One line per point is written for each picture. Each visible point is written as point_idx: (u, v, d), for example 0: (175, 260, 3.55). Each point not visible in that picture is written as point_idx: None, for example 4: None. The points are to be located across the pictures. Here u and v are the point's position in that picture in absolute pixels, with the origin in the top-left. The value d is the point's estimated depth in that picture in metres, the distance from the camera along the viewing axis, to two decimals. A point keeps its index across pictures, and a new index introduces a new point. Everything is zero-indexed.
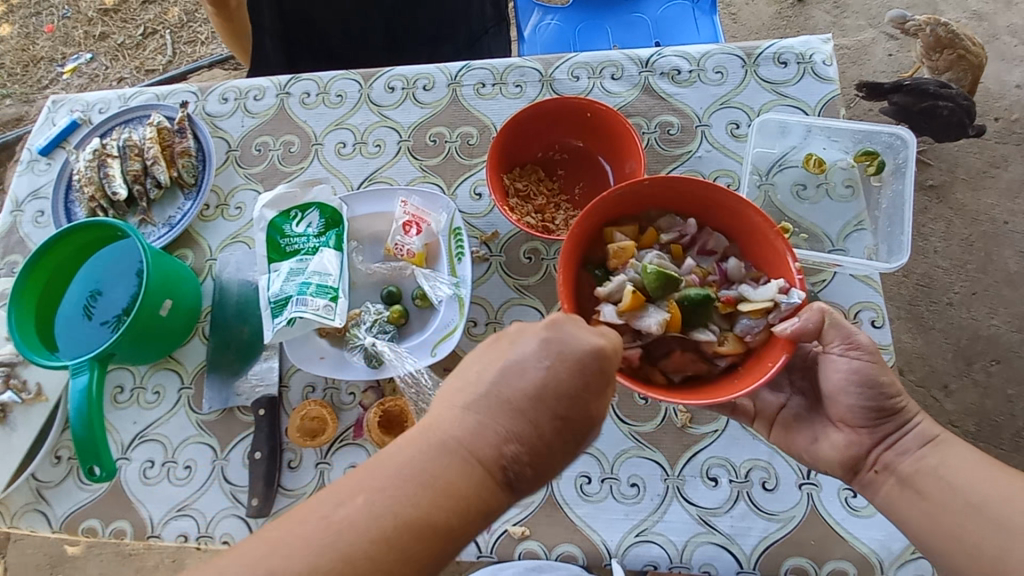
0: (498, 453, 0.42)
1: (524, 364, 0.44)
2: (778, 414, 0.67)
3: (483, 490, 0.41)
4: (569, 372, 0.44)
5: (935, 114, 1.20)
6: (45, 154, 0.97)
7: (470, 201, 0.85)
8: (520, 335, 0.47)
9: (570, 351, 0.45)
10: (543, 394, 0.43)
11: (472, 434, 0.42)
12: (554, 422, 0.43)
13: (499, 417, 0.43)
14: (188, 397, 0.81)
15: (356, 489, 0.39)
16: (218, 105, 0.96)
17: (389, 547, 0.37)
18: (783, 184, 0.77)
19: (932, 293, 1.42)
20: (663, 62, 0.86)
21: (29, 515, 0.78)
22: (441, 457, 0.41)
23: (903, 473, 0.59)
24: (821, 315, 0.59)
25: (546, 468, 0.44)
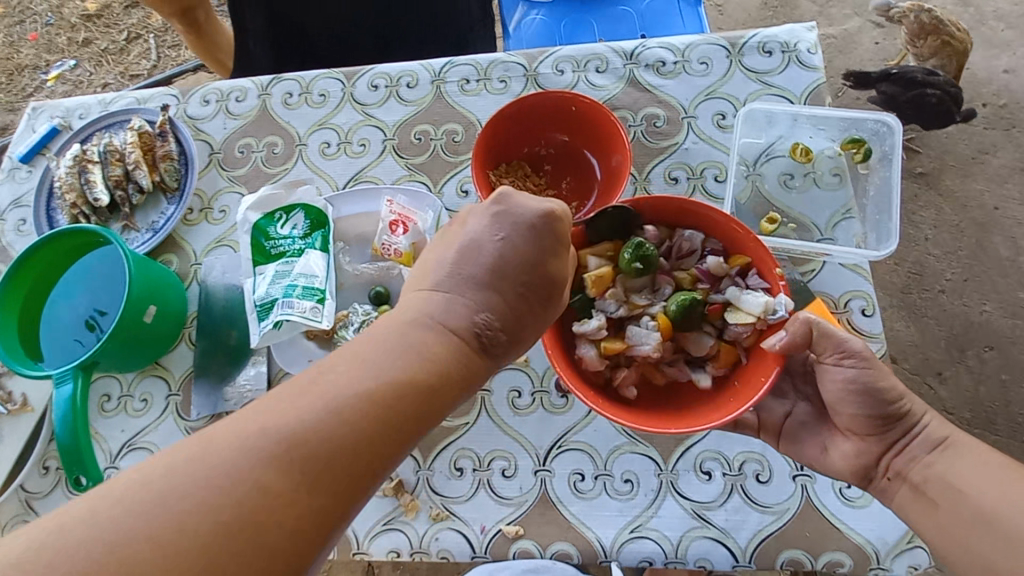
0: (472, 322, 0.47)
1: (480, 241, 0.50)
2: (785, 423, 0.67)
3: (459, 355, 0.45)
4: (526, 241, 0.50)
5: (920, 102, 1.20)
6: (26, 161, 0.96)
7: (457, 199, 0.84)
8: (471, 216, 0.53)
9: (522, 218, 0.51)
10: (501, 266, 0.49)
11: (443, 308, 0.46)
12: (518, 289, 0.50)
13: (466, 291, 0.48)
14: (176, 404, 0.80)
15: (341, 360, 0.41)
16: (200, 108, 0.95)
17: (380, 398, 0.39)
18: (770, 175, 0.76)
19: (924, 280, 1.42)
20: (648, 53, 0.85)
21: (17, 527, 0.77)
22: (418, 330, 0.44)
23: (914, 480, 0.59)
24: (808, 326, 0.59)
25: (517, 331, 0.50)
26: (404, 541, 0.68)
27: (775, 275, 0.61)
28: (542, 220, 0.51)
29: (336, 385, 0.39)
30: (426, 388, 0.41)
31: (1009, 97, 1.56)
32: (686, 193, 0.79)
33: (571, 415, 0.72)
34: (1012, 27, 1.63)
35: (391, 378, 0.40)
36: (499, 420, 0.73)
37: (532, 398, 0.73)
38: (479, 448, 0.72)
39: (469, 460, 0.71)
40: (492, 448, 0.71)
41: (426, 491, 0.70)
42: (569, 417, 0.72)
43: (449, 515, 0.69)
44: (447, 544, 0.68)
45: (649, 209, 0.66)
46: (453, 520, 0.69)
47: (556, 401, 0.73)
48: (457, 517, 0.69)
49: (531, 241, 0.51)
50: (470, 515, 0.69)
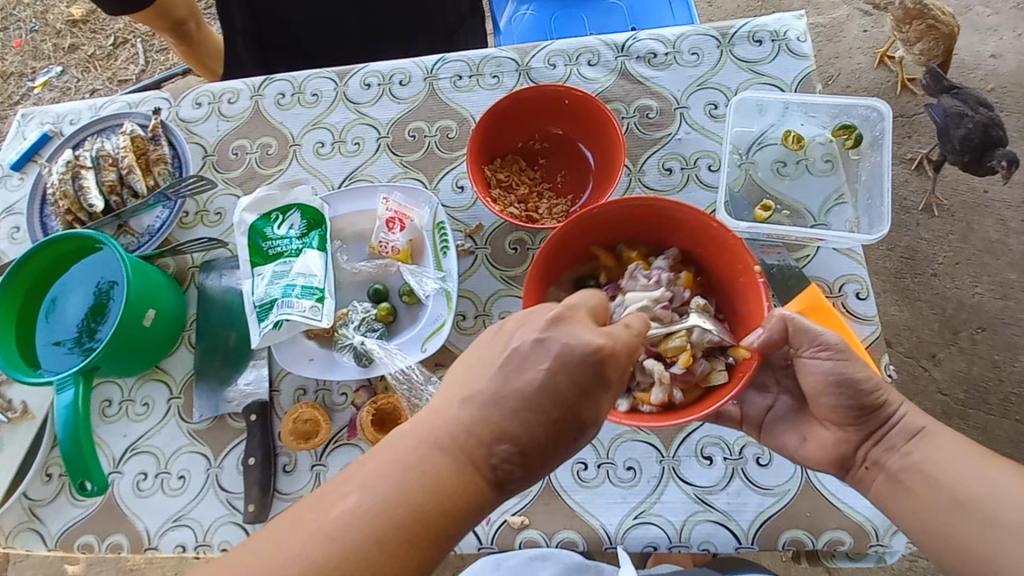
0: (489, 453, 0.46)
1: (522, 361, 0.47)
2: (765, 416, 0.68)
3: (470, 484, 0.46)
4: (568, 376, 0.46)
5: (963, 122, 1.18)
6: (17, 168, 0.95)
7: (453, 195, 0.84)
8: (518, 329, 0.49)
9: (572, 352, 0.46)
10: (537, 398, 0.46)
11: (466, 435, 0.46)
12: (547, 426, 0.46)
13: (495, 412, 0.46)
14: (177, 407, 0.80)
15: (354, 481, 0.45)
16: (192, 110, 0.95)
17: (390, 527, 0.43)
18: (763, 162, 0.77)
19: (917, 265, 1.43)
20: (639, 45, 0.85)
21: (22, 534, 0.77)
22: (433, 453, 0.46)
23: (891, 469, 0.60)
24: (783, 323, 0.61)
25: (535, 465, 0.47)
26: None
27: (753, 273, 0.62)
28: (595, 356, 0.46)
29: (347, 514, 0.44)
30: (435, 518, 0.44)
31: (996, 82, 1.58)
32: (680, 183, 0.79)
33: None
34: (998, 11, 1.65)
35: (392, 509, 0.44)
36: None
37: None
38: None
39: None
40: None
41: None
42: None
43: None
44: None
45: (651, 213, 0.65)
46: None
47: None
48: None
49: (578, 378, 0.46)
50: None
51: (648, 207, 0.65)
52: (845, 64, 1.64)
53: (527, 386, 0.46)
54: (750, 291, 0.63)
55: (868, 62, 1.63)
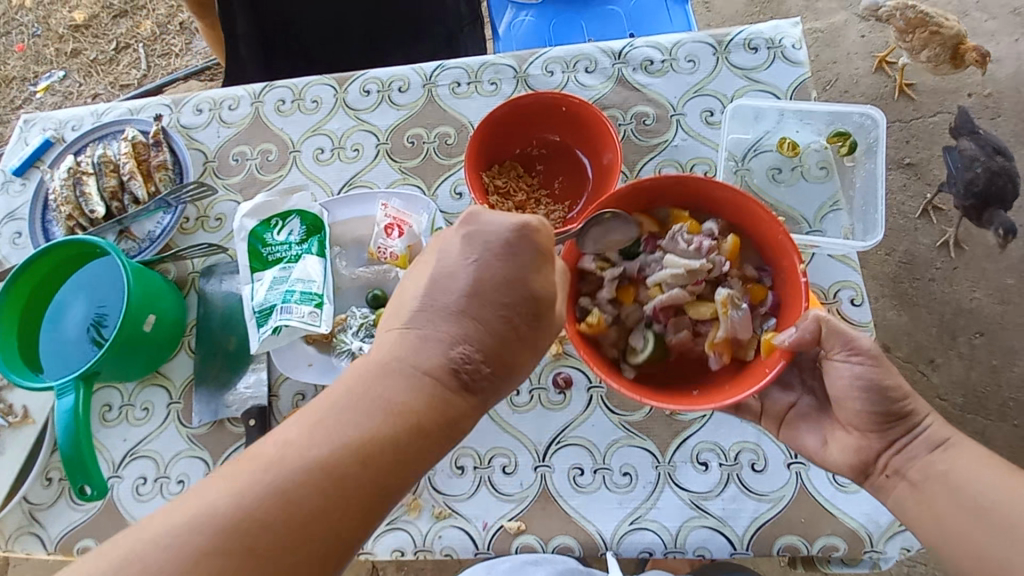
0: (448, 358, 0.47)
1: (453, 271, 0.49)
2: (789, 413, 0.67)
3: (435, 395, 0.45)
4: (498, 263, 0.49)
5: (974, 166, 1.30)
6: (20, 174, 0.96)
7: (452, 201, 0.85)
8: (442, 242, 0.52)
9: (494, 237, 0.49)
10: (478, 290, 0.48)
11: (415, 351, 0.47)
12: (500, 315, 0.48)
13: (442, 322, 0.48)
14: (177, 411, 0.80)
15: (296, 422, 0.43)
16: (192, 117, 0.95)
17: (368, 451, 0.42)
18: (759, 169, 0.78)
19: (915, 270, 1.44)
20: (636, 53, 0.86)
21: (22, 538, 0.77)
22: (389, 377, 0.45)
23: (914, 478, 0.59)
24: (817, 323, 0.59)
25: (504, 358, 0.49)
26: (407, 540, 0.69)
27: (795, 265, 0.62)
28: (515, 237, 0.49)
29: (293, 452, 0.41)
30: (405, 439, 0.43)
31: (994, 87, 1.58)
32: None
33: (569, 411, 0.73)
34: (995, 16, 1.66)
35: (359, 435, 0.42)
36: (498, 419, 0.73)
37: (530, 395, 0.74)
38: (480, 446, 0.72)
39: (470, 458, 0.72)
40: (492, 445, 0.72)
41: (427, 491, 0.71)
42: (567, 413, 0.73)
43: (451, 513, 0.70)
44: (450, 542, 0.69)
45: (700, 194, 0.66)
46: (455, 517, 0.70)
47: (554, 397, 0.74)
48: (459, 515, 0.70)
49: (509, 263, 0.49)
50: (472, 512, 0.70)
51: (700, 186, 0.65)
52: (842, 69, 1.64)
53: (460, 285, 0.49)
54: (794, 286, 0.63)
55: (866, 66, 1.64)
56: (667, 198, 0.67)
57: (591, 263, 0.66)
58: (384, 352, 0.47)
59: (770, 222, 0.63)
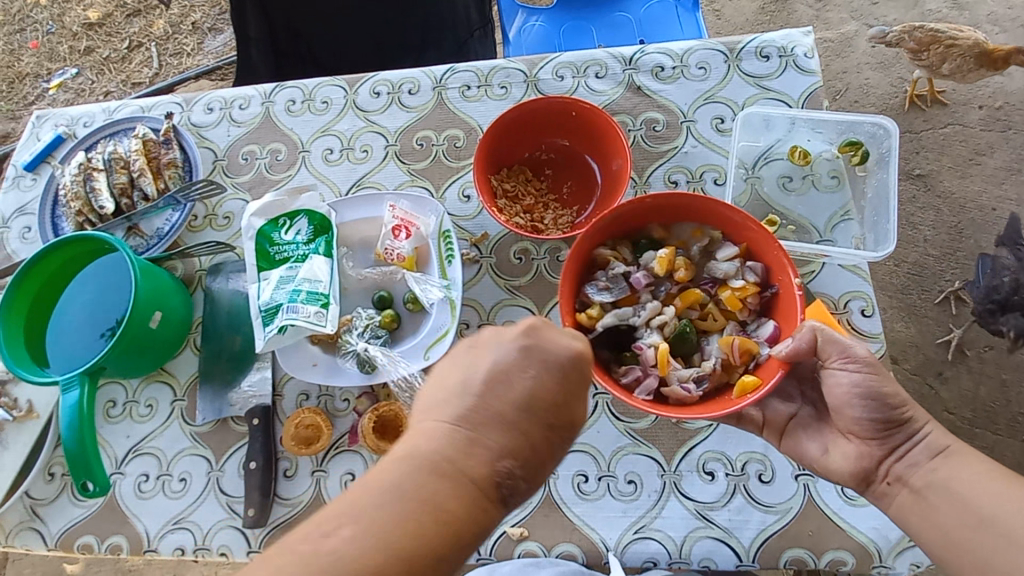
0: (494, 470, 0.43)
1: (510, 376, 0.46)
2: (788, 423, 0.66)
3: (473, 508, 0.41)
4: (554, 379, 0.47)
5: (1002, 273, 1.14)
6: (31, 169, 0.97)
7: (459, 204, 0.84)
8: (495, 342, 0.49)
9: (553, 356, 0.47)
10: (531, 403, 0.46)
11: (463, 453, 0.43)
12: (545, 431, 0.46)
13: (492, 431, 0.44)
14: (181, 409, 0.80)
15: (342, 519, 0.39)
16: (203, 115, 0.96)
17: (391, 564, 0.38)
18: (769, 177, 0.77)
19: (923, 282, 1.43)
20: (647, 59, 0.86)
21: (23, 533, 0.77)
22: (433, 481, 0.41)
23: (916, 485, 0.58)
24: (813, 334, 0.60)
25: (539, 472, 0.45)
26: None
27: (792, 283, 0.63)
28: (574, 360, 0.48)
29: (325, 555, 0.38)
30: (434, 555, 0.39)
31: (1005, 99, 1.57)
32: None
33: None
34: (1006, 29, 1.65)
35: (393, 544, 0.39)
36: None
37: None
38: None
39: None
40: None
41: None
42: None
43: None
44: None
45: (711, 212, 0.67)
46: None
47: None
48: None
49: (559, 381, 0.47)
50: None
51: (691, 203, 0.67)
52: (852, 79, 1.64)
53: (516, 396, 0.46)
54: (789, 299, 0.63)
55: (876, 77, 1.63)
56: (658, 217, 0.69)
57: (605, 252, 0.68)
58: (429, 447, 0.43)
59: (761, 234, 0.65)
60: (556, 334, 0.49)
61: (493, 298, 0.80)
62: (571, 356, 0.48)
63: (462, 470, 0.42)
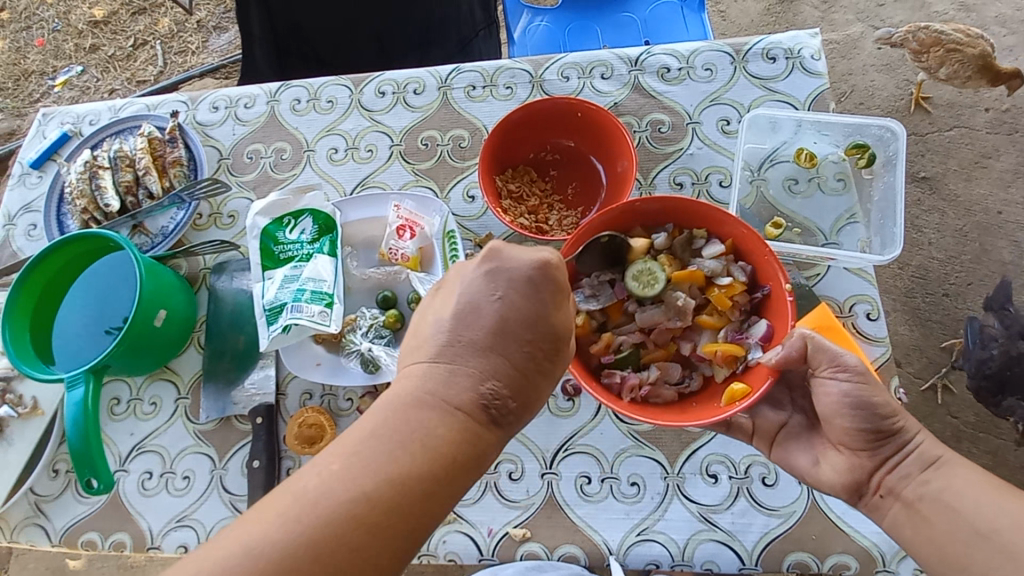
0: (478, 394, 0.44)
1: (478, 304, 0.47)
2: (779, 431, 0.66)
3: (464, 434, 0.43)
4: (521, 297, 0.47)
5: (990, 345, 1.13)
6: (37, 167, 0.97)
7: (464, 204, 0.84)
8: (460, 275, 0.50)
9: (517, 272, 0.48)
10: (503, 326, 0.46)
11: (445, 384, 0.44)
12: (523, 347, 0.47)
13: (469, 359, 0.45)
14: (185, 407, 0.80)
15: (335, 454, 0.40)
16: (209, 114, 0.96)
17: (394, 493, 0.39)
18: (775, 179, 0.77)
19: (928, 285, 1.42)
20: (653, 60, 0.86)
21: (27, 529, 0.77)
22: (420, 412, 0.43)
23: (908, 498, 0.56)
24: (803, 341, 0.60)
25: (526, 395, 0.47)
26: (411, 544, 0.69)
27: (783, 287, 0.62)
28: (538, 272, 0.48)
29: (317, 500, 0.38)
30: (432, 479, 0.40)
31: (1013, 102, 1.56)
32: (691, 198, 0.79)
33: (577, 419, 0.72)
34: (1014, 31, 1.64)
35: (391, 472, 0.40)
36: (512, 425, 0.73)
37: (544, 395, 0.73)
38: None
39: None
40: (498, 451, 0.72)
41: None
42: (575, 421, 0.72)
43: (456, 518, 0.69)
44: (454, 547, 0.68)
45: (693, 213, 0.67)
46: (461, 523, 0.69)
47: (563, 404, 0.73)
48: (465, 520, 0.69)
49: (534, 301, 0.47)
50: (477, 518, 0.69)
51: (683, 206, 0.67)
52: (858, 81, 1.64)
53: (486, 322, 0.47)
54: (778, 302, 0.63)
55: (882, 79, 1.63)
56: (647, 218, 0.69)
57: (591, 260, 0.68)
58: (412, 387, 0.44)
59: (753, 237, 0.64)
60: (517, 251, 0.49)
61: None
62: (533, 268, 0.48)
63: (446, 400, 0.44)
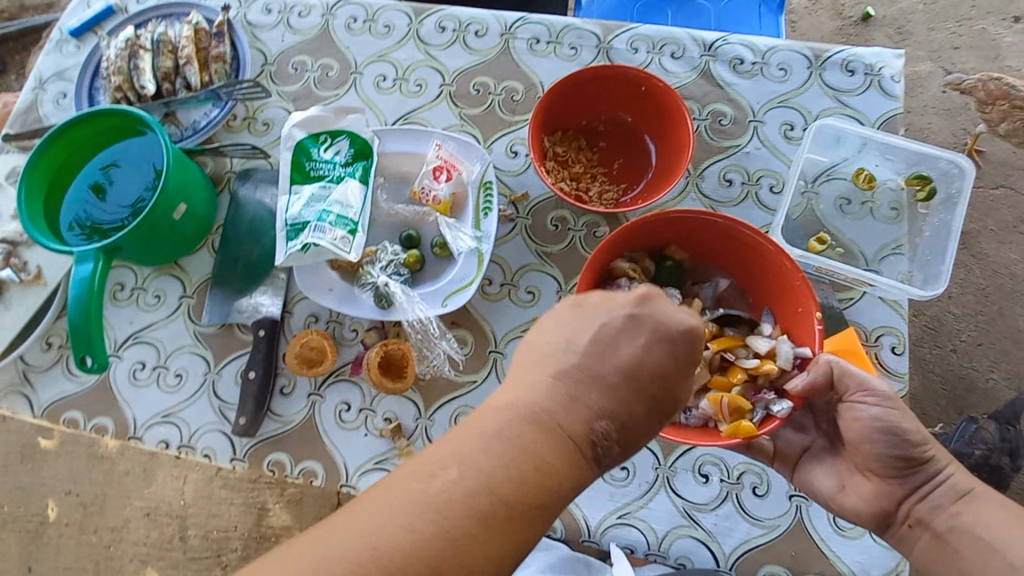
0: (590, 429, 0.41)
1: (615, 340, 0.44)
2: (801, 455, 0.67)
3: (571, 465, 0.40)
4: (660, 351, 0.44)
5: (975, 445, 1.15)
6: (76, 36, 0.93)
7: (506, 158, 0.82)
8: (603, 306, 0.46)
9: (664, 326, 0.44)
10: (635, 370, 0.43)
11: (564, 408, 0.41)
12: (640, 400, 0.43)
13: (592, 390, 0.42)
14: (188, 306, 0.79)
15: (448, 460, 0.39)
16: (260, 15, 0.92)
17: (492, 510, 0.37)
18: (827, 195, 0.75)
19: (938, 337, 1.40)
20: (727, 48, 0.82)
21: (12, 395, 0.77)
22: (527, 427, 0.40)
23: (938, 529, 0.59)
24: (828, 368, 0.60)
25: (634, 434, 0.43)
26: None
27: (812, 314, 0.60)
28: (682, 334, 0.44)
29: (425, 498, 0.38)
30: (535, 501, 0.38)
31: None
32: (738, 197, 0.77)
33: None
34: None
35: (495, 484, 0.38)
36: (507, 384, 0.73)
37: None
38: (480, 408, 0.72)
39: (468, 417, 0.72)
40: None
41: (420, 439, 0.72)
42: None
43: None
44: None
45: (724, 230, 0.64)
46: None
47: None
48: None
49: (666, 353, 0.44)
50: None
51: (720, 222, 0.64)
52: (916, 120, 1.59)
53: (620, 360, 0.43)
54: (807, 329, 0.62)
55: (939, 123, 1.58)
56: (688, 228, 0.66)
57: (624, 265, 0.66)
58: (528, 398, 0.41)
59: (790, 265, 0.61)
60: (670, 307, 0.45)
61: (521, 260, 0.78)
62: (679, 329, 0.44)
63: (560, 425, 0.40)
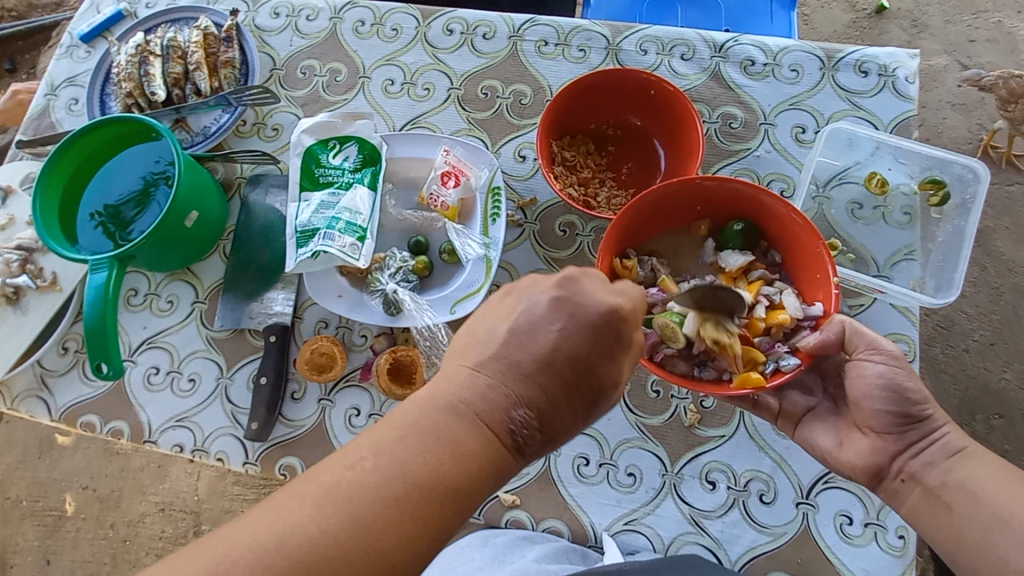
0: (506, 417, 0.42)
1: (549, 334, 0.44)
2: (804, 414, 0.66)
3: (488, 451, 0.41)
4: (581, 335, 0.44)
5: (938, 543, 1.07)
6: (86, 41, 0.94)
7: (515, 163, 0.82)
8: (528, 291, 0.47)
9: (585, 310, 0.45)
10: (552, 358, 0.44)
11: (479, 396, 0.42)
12: (561, 386, 0.44)
13: (509, 379, 0.43)
14: (200, 311, 0.80)
15: (366, 450, 0.40)
16: (268, 19, 0.92)
17: (407, 500, 0.38)
18: (839, 200, 0.74)
19: (950, 337, 1.39)
20: (738, 49, 0.81)
21: (30, 399, 0.79)
22: (450, 420, 0.41)
23: (930, 483, 0.58)
24: (843, 328, 0.60)
25: (556, 426, 0.44)
26: None
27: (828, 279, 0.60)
28: (603, 317, 0.45)
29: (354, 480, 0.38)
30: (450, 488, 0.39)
31: None
32: None
33: None
34: None
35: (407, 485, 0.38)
36: None
37: None
38: None
39: None
40: None
41: None
42: None
43: None
44: None
45: (753, 200, 0.64)
46: None
47: None
48: None
49: (589, 337, 0.44)
50: None
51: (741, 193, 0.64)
52: (930, 116, 1.56)
53: (539, 349, 0.44)
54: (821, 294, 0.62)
55: (955, 118, 1.55)
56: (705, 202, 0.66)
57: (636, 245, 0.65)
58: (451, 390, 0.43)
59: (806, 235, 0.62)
60: (594, 287, 0.46)
61: (529, 266, 0.78)
62: (601, 312, 0.45)
63: (482, 417, 0.42)
